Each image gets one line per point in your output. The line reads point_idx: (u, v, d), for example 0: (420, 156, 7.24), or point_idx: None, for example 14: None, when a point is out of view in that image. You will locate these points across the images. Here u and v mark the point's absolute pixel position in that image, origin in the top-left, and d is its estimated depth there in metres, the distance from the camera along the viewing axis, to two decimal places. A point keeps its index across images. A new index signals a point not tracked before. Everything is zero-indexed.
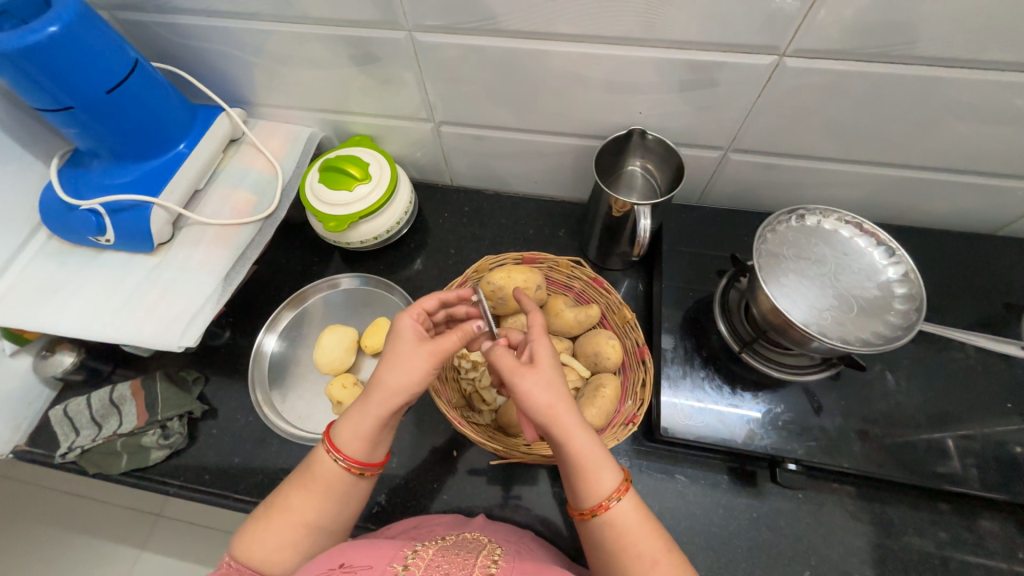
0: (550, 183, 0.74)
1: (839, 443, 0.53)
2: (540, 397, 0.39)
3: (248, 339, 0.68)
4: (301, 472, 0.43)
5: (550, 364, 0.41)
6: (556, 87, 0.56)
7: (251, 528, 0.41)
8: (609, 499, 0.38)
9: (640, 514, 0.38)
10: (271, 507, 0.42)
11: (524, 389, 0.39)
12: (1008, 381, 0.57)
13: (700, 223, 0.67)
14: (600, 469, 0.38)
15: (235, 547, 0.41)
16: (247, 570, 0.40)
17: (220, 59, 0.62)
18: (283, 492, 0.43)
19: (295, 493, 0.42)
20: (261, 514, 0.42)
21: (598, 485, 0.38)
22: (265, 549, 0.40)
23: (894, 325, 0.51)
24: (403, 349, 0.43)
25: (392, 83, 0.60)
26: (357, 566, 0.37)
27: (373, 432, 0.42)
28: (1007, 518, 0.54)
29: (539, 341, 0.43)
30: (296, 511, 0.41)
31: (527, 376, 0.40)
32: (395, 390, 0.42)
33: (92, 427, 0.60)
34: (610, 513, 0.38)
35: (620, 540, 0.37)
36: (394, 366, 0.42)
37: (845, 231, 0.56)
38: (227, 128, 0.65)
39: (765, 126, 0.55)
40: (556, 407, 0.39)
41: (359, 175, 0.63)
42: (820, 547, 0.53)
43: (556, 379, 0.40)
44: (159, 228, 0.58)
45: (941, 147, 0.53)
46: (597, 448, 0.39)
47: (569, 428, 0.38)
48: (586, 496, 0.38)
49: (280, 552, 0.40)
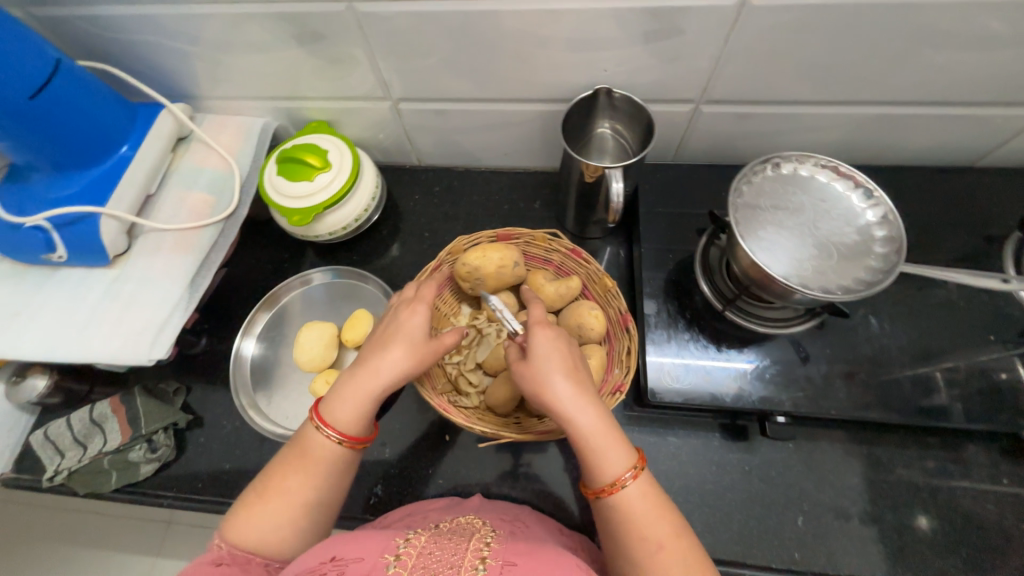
0: (521, 154, 0.71)
1: (825, 390, 0.53)
2: (537, 385, 0.41)
3: (226, 345, 0.67)
4: (297, 451, 0.43)
5: (550, 351, 0.42)
6: (515, 50, 0.53)
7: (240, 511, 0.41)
8: (616, 484, 0.38)
9: (651, 499, 0.38)
10: (263, 490, 0.41)
11: (522, 377, 0.42)
12: (989, 312, 0.57)
13: (677, 181, 0.65)
14: (607, 452, 0.39)
15: (226, 529, 0.40)
16: (237, 551, 0.39)
17: (154, 52, 0.58)
18: (276, 472, 0.42)
19: (285, 470, 0.42)
20: (251, 493, 0.42)
21: (604, 470, 0.38)
22: (257, 526, 0.40)
23: (875, 269, 0.50)
24: (406, 333, 0.45)
25: (342, 62, 0.57)
26: (347, 559, 0.38)
27: (368, 408, 0.43)
28: (992, 447, 0.55)
29: (537, 326, 0.44)
30: (294, 491, 0.41)
31: (526, 366, 0.42)
32: (393, 365, 0.44)
33: (76, 448, 0.58)
34: (617, 496, 0.38)
35: (628, 523, 0.37)
36: (393, 343, 0.45)
37: (821, 176, 0.55)
38: (172, 125, 0.61)
39: (736, 71, 0.52)
40: (557, 392, 0.40)
41: (318, 164, 0.60)
42: (812, 493, 0.54)
43: (556, 365, 0.41)
44: (112, 238, 0.55)
45: (917, 79, 0.51)
46: (604, 433, 0.39)
47: (571, 413, 0.39)
48: (594, 477, 0.39)
49: (276, 534, 0.40)
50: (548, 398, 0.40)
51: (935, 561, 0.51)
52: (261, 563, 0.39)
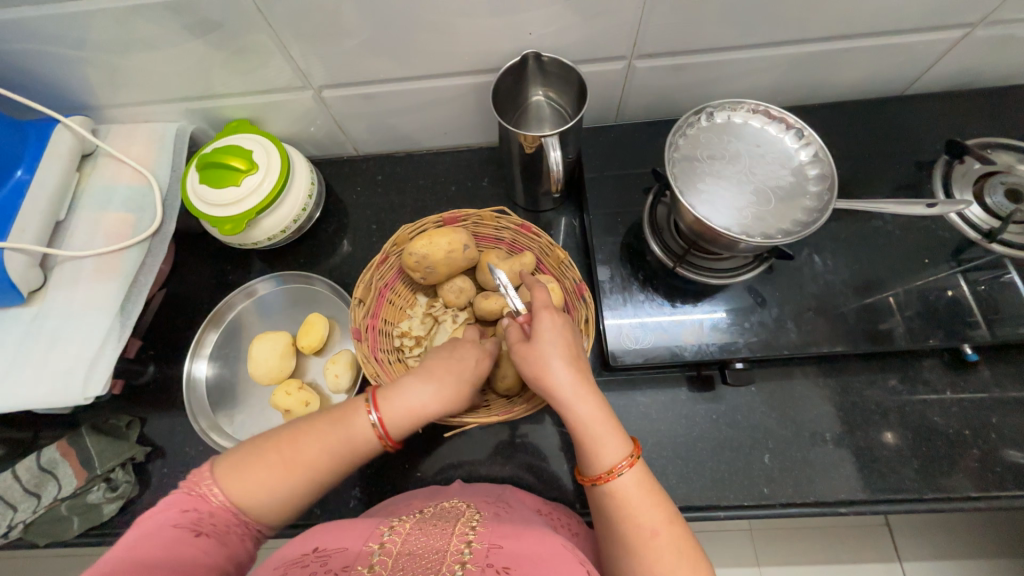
0: (460, 131, 0.68)
1: (779, 331, 0.55)
2: (539, 372, 0.42)
3: (177, 369, 0.63)
4: (333, 431, 0.41)
5: (550, 339, 0.44)
6: (433, 20, 0.50)
7: (246, 468, 0.38)
8: (611, 472, 0.39)
9: (644, 487, 0.39)
10: (282, 453, 0.39)
11: (522, 361, 0.44)
12: (924, 236, 0.59)
13: (620, 142, 0.64)
14: (605, 440, 0.40)
15: (227, 483, 0.37)
16: (232, 511, 0.37)
17: (34, 61, 0.52)
18: (303, 445, 0.40)
19: (311, 438, 0.40)
20: (264, 450, 0.39)
21: (601, 457, 0.40)
22: (259, 488, 0.38)
23: (813, 208, 0.51)
24: (469, 380, 0.48)
25: (250, 53, 0.53)
26: (330, 549, 0.38)
27: (416, 424, 0.45)
28: (935, 363, 0.59)
29: (541, 314, 0.45)
30: (309, 464, 0.39)
31: (528, 351, 0.44)
32: (446, 394, 0.46)
33: (28, 499, 0.54)
34: (611, 483, 0.39)
35: (620, 508, 0.38)
36: (456, 380, 0.47)
37: (755, 122, 0.55)
38: (71, 141, 0.56)
39: (664, 21, 0.51)
40: (556, 380, 0.42)
41: (244, 166, 0.56)
42: (777, 430, 0.57)
43: (554, 352, 0.43)
44: (22, 272, 0.51)
45: (839, 12, 0.51)
46: (604, 422, 0.41)
47: (571, 401, 0.41)
48: (591, 464, 0.40)
49: (267, 505, 0.38)
50: (548, 384, 0.42)
51: (893, 476, 0.54)
52: (239, 530, 0.37)
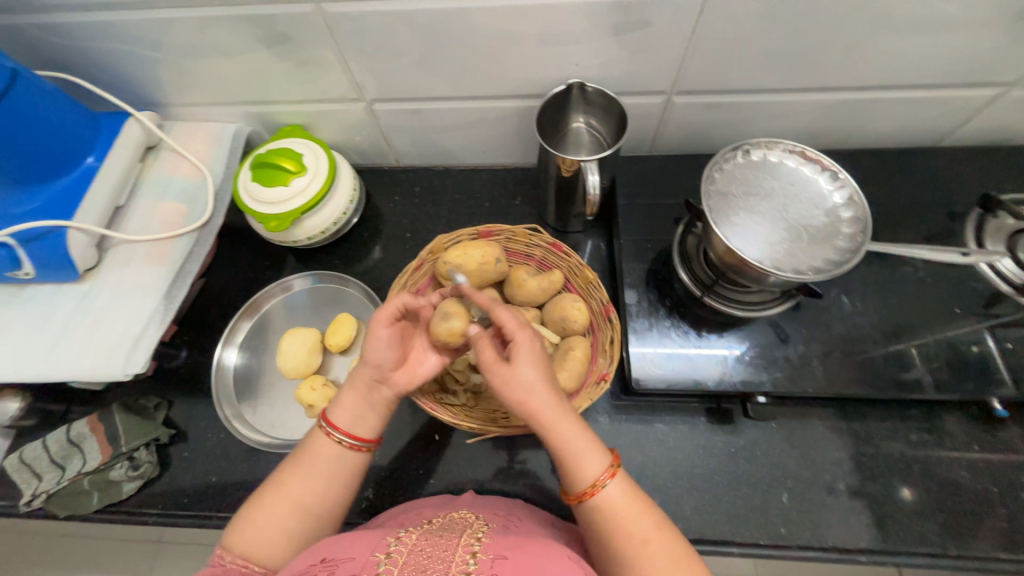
0: (499, 151, 0.71)
1: (803, 369, 0.55)
2: (514, 398, 0.41)
3: (208, 356, 0.66)
4: (299, 457, 0.45)
5: (525, 364, 0.42)
6: (487, 46, 0.53)
7: (246, 521, 0.42)
8: (595, 485, 0.39)
9: (630, 495, 0.40)
10: (265, 493, 0.43)
11: (501, 385, 0.41)
12: (955, 287, 0.59)
13: (653, 172, 0.66)
14: (584, 457, 0.40)
15: (229, 538, 0.41)
16: (241, 560, 0.40)
17: (116, 59, 0.57)
18: (281, 480, 0.43)
19: (285, 471, 0.44)
20: (258, 501, 0.43)
21: (585, 473, 0.40)
22: (259, 531, 0.41)
23: (844, 249, 0.51)
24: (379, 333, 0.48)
25: (312, 64, 0.56)
26: (338, 559, 0.38)
27: (346, 396, 0.46)
28: (963, 416, 0.58)
29: (519, 336, 0.43)
30: (291, 494, 0.43)
31: (504, 377, 0.41)
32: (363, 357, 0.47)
33: (54, 470, 0.56)
34: (597, 497, 0.39)
35: (609, 522, 0.39)
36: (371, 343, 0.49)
37: (790, 161, 0.56)
38: (140, 134, 0.60)
39: (707, 61, 0.53)
40: (533, 402, 0.41)
41: (294, 168, 0.59)
42: (796, 470, 0.56)
43: (530, 377, 0.41)
44: (81, 251, 0.54)
45: (877, 64, 0.53)
46: (582, 437, 0.41)
47: (550, 424, 0.40)
48: (573, 481, 0.40)
49: (273, 546, 0.41)
50: (526, 408, 0.41)
51: (915, 529, 0.53)
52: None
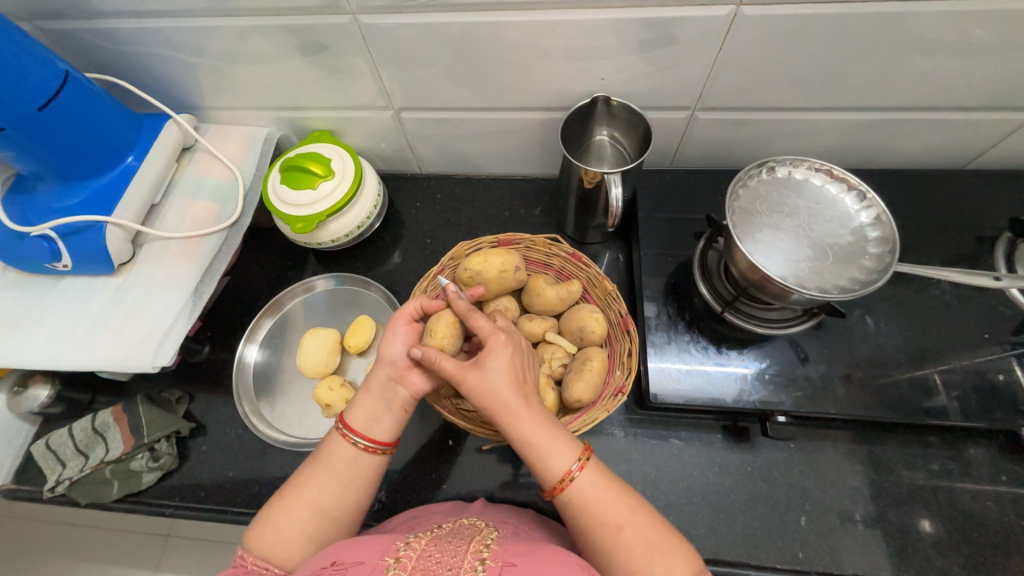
0: (521, 162, 0.72)
1: (824, 390, 0.54)
2: (483, 400, 0.42)
3: (229, 353, 0.67)
4: (317, 460, 0.45)
5: (493, 367, 0.42)
6: (515, 58, 0.54)
7: (264, 522, 0.42)
8: (565, 479, 0.39)
9: (602, 481, 0.40)
10: (283, 496, 0.43)
11: (470, 389, 0.42)
12: (983, 312, 0.58)
13: (674, 186, 0.66)
14: (551, 453, 0.40)
15: (248, 539, 0.42)
16: (261, 561, 0.41)
17: (159, 64, 0.59)
18: (300, 483, 0.44)
19: (303, 473, 0.45)
20: (275, 503, 0.43)
21: (553, 468, 0.39)
22: (277, 533, 0.42)
23: (869, 269, 0.51)
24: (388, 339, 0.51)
25: (344, 73, 0.58)
26: (348, 563, 0.38)
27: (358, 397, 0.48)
28: (989, 445, 0.56)
29: (491, 342, 0.44)
30: (309, 497, 0.43)
31: (473, 381, 0.42)
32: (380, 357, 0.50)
33: (78, 457, 0.58)
34: (569, 490, 0.39)
35: (584, 514, 0.39)
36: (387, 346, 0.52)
37: (815, 179, 0.56)
38: (178, 136, 0.62)
39: (732, 78, 0.54)
40: (500, 403, 0.41)
41: (321, 172, 0.61)
42: (815, 493, 0.55)
43: (500, 379, 0.42)
44: (117, 246, 0.56)
45: (905, 85, 0.53)
46: (549, 431, 0.41)
47: (516, 422, 0.40)
48: (544, 478, 0.40)
49: (290, 548, 0.41)
50: (495, 409, 0.41)
51: (939, 561, 0.51)
52: None
